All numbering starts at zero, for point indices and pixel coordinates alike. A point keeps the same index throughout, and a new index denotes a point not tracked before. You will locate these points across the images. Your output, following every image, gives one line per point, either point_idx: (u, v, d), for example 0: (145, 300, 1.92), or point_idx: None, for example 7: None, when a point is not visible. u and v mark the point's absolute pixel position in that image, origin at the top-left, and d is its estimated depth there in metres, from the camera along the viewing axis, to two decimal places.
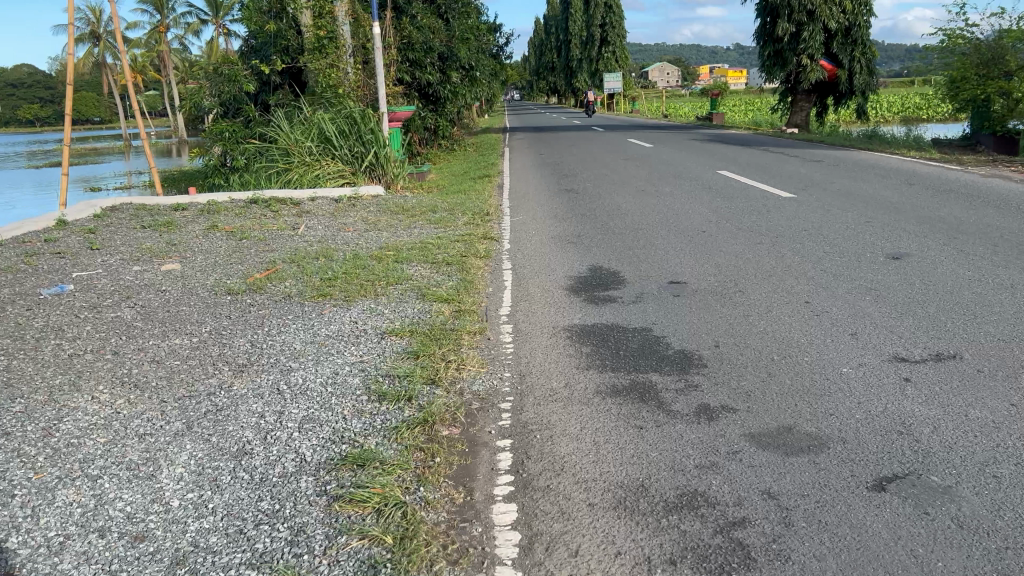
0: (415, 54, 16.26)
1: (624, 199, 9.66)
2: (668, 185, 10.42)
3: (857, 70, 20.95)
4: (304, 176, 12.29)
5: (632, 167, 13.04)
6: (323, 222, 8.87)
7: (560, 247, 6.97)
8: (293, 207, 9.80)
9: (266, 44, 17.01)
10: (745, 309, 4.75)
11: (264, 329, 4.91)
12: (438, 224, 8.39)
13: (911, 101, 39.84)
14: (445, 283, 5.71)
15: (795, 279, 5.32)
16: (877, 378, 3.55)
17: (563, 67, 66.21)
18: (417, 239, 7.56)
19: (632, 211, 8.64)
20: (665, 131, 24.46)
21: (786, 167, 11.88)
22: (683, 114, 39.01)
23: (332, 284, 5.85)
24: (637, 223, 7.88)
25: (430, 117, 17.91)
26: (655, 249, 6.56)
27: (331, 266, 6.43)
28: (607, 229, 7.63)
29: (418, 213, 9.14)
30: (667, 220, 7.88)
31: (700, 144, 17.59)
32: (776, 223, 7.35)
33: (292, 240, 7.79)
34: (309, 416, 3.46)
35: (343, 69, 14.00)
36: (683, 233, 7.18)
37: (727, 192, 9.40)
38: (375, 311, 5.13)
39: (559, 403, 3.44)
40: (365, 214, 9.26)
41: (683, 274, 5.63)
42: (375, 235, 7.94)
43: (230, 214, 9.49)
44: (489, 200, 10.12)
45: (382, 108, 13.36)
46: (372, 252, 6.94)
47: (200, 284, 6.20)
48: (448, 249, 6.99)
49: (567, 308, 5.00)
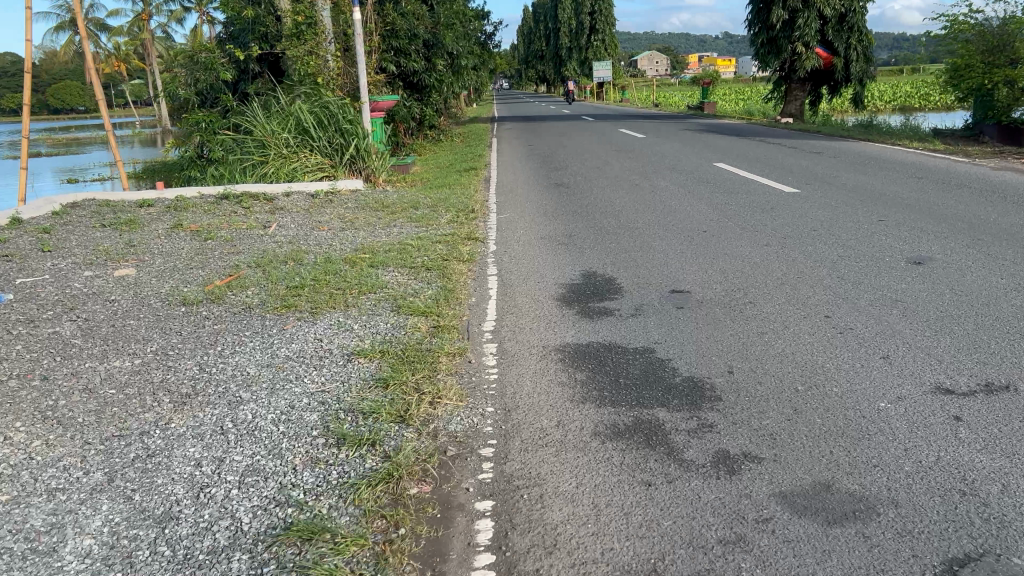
0: (399, 41, 15.64)
1: (617, 194, 9.12)
2: (663, 179, 9.89)
3: (853, 58, 20.44)
4: (281, 168, 11.67)
5: (625, 159, 12.50)
6: (297, 220, 8.30)
7: (550, 249, 6.43)
8: (266, 203, 9.21)
9: (244, 31, 16.37)
10: (758, 325, 4.23)
11: (216, 349, 4.35)
12: (419, 223, 7.83)
13: (904, 89, 39.38)
14: (423, 293, 5.16)
15: (810, 288, 4.80)
16: (922, 416, 3.03)
17: (552, 55, 65.49)
18: (396, 240, 7.00)
19: (627, 208, 8.11)
20: (656, 121, 23.91)
21: (786, 159, 11.37)
22: (675, 104, 38.57)
23: (298, 293, 5.30)
24: (632, 221, 7.35)
25: (415, 107, 17.31)
26: (653, 252, 6.03)
27: (299, 272, 5.88)
28: (600, 229, 7.10)
29: (399, 210, 8.58)
30: (665, 219, 7.35)
31: (693, 134, 17.08)
32: (782, 221, 6.84)
33: (261, 241, 7.22)
34: (253, 466, 2.91)
35: (323, 57, 13.40)
36: (682, 233, 6.66)
37: (727, 187, 8.88)
38: (343, 326, 4.58)
39: (551, 449, 2.91)
40: (342, 211, 8.69)
41: (685, 282, 5.11)
42: (351, 235, 7.37)
43: (198, 211, 8.91)
44: (475, 195, 9.57)
45: (363, 97, 12.76)
46: (346, 255, 6.38)
47: (154, 292, 5.62)
48: (428, 251, 6.44)
49: (558, 323, 4.46)
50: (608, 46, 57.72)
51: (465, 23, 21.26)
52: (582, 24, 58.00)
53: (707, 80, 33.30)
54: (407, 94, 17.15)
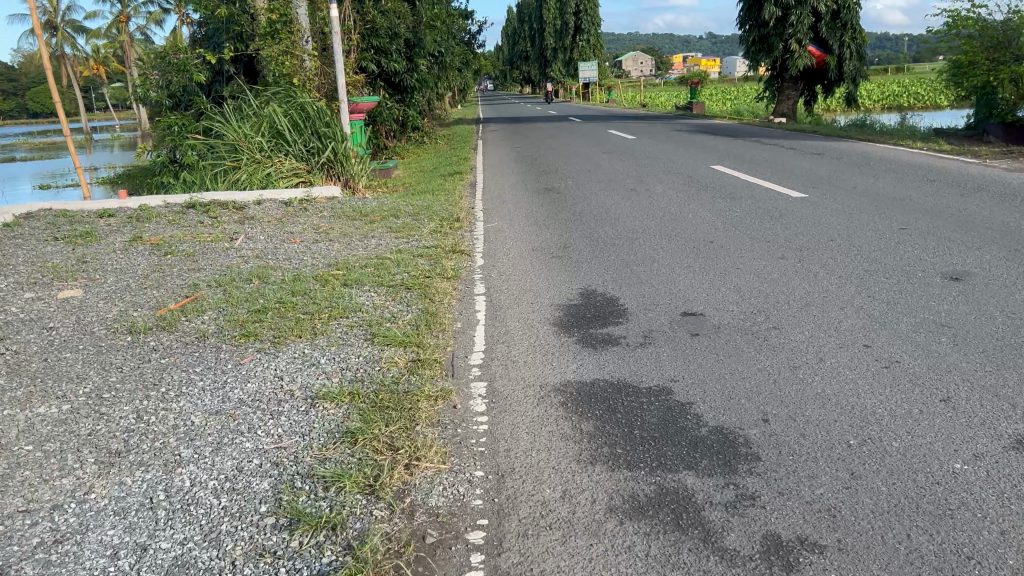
0: (380, 41, 15.02)
1: (612, 200, 8.55)
2: (660, 183, 9.33)
3: (846, 56, 19.95)
4: (254, 174, 11.05)
5: (617, 161, 11.94)
6: (267, 231, 7.68)
7: (543, 264, 5.84)
8: (235, 212, 8.59)
9: (218, 30, 15.71)
10: (790, 357, 3.66)
11: (160, 391, 3.72)
12: (399, 234, 7.22)
13: (892, 89, 39.12)
14: (401, 317, 4.57)
15: (841, 311, 4.25)
16: (1011, 481, 2.48)
17: (536, 55, 64.96)
18: (373, 254, 6.39)
19: (623, 215, 7.56)
20: (645, 122, 23.38)
21: (786, 161, 10.86)
22: (662, 103, 38.23)
23: (260, 320, 4.68)
24: (631, 230, 6.78)
25: (397, 108, 16.70)
26: (657, 267, 5.47)
27: (265, 293, 5.27)
28: (597, 240, 6.52)
29: (378, 219, 7.97)
30: (666, 228, 6.79)
31: (684, 135, 16.58)
32: (795, 230, 6.30)
33: (226, 255, 6.59)
34: (181, 561, 2.30)
35: (299, 57, 12.78)
36: (687, 244, 6.11)
37: (728, 192, 8.34)
38: (308, 360, 3.97)
39: (557, 534, 2.32)
40: (316, 220, 8.08)
41: (698, 304, 4.54)
42: (325, 248, 6.76)
43: (161, 222, 8.28)
44: (460, 202, 8.99)
45: (342, 98, 12.14)
46: (319, 272, 5.77)
47: (98, 316, 4.98)
48: (409, 267, 5.84)
49: (557, 355, 3.88)
50: (592, 47, 57.25)
51: (449, 22, 20.64)
52: (566, 24, 57.50)
53: (694, 80, 32.83)
54: (388, 95, 16.53)
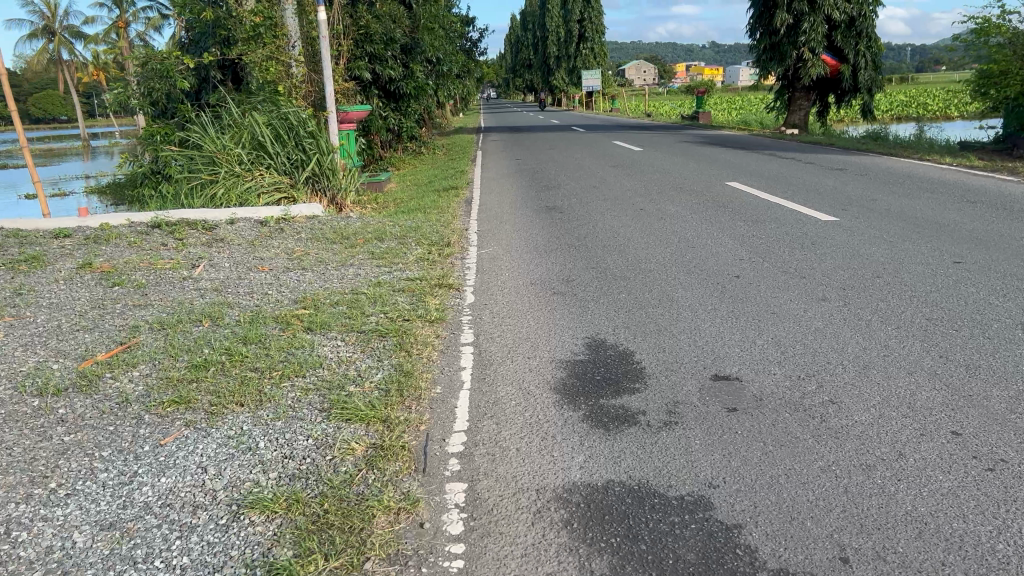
0: (375, 47, 14.23)
1: (620, 222, 7.74)
2: (673, 203, 8.53)
3: (862, 65, 19.14)
4: (232, 189, 10.24)
5: (623, 177, 11.14)
6: (234, 257, 6.86)
7: (544, 302, 5.02)
8: (204, 233, 7.80)
9: (205, 35, 14.96)
10: (861, 449, 2.84)
11: (46, 487, 2.88)
12: (380, 262, 6.40)
13: (901, 100, 38.40)
14: (367, 379, 3.74)
15: (911, 379, 3.43)
16: None
17: (540, 63, 64.33)
18: (348, 288, 5.57)
19: (634, 241, 6.75)
20: (651, 132, 22.58)
21: (807, 179, 10.05)
22: (666, 113, 37.52)
23: (196, 381, 3.86)
24: (643, 260, 5.98)
25: (392, 117, 15.93)
26: (677, 310, 4.64)
27: (211, 341, 4.44)
28: (604, 272, 5.70)
29: (360, 243, 7.16)
30: (684, 257, 5.98)
31: (694, 146, 15.81)
32: (833, 263, 5.49)
33: (181, 287, 5.78)
34: None
35: (286, 63, 12.00)
36: (710, 279, 5.30)
37: (749, 214, 7.54)
38: (245, 444, 3.14)
39: None
40: (291, 243, 7.27)
41: (731, 366, 3.71)
42: (295, 280, 5.94)
43: (120, 244, 7.48)
44: (453, 222, 8.18)
45: (330, 107, 11.36)
46: (279, 313, 4.94)
47: (10, 369, 4.15)
48: (386, 305, 5.01)
49: (559, 438, 3.05)
50: (596, 55, 56.58)
51: (449, 28, 19.84)
52: (570, 32, 56.87)
53: (702, 89, 32.09)
54: (383, 104, 15.75)
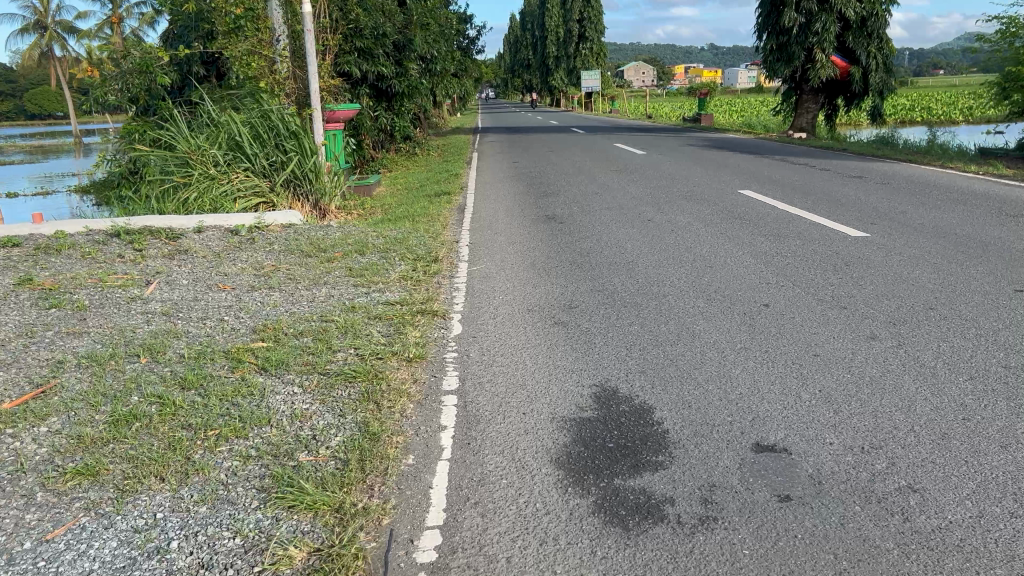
0: (365, 42, 13.49)
1: (627, 234, 7.04)
2: (683, 213, 7.83)
3: (873, 68, 18.44)
4: (205, 193, 9.49)
5: (628, 183, 10.44)
6: (195, 272, 6.13)
7: (543, 335, 4.31)
8: (166, 243, 7.06)
9: (188, 27, 14.21)
10: (969, 571, 2.12)
11: None
12: (357, 280, 5.67)
13: (904, 104, 37.83)
14: (321, 445, 3.00)
15: (1006, 453, 2.73)
16: None
17: (539, 63, 63.62)
18: (317, 314, 4.84)
19: (644, 257, 6.04)
20: (653, 134, 21.90)
21: (825, 187, 9.36)
22: (667, 115, 36.87)
23: (110, 443, 3.12)
24: (655, 282, 5.27)
25: (383, 116, 15.21)
26: (701, 349, 3.93)
27: (143, 386, 3.70)
28: (612, 296, 4.99)
29: (338, 257, 6.42)
30: (702, 278, 5.27)
31: (699, 150, 15.15)
32: (874, 289, 4.80)
33: (127, 310, 5.05)
34: None
35: (269, 58, 11.25)
36: (734, 307, 4.60)
37: (769, 228, 6.85)
38: (152, 546, 2.40)
39: None
40: (262, 257, 6.54)
41: (775, 431, 2.99)
42: (258, 302, 5.20)
43: (73, 255, 6.74)
44: (443, 232, 7.45)
45: (314, 105, 10.63)
46: (231, 348, 4.20)
47: None
48: (357, 338, 4.28)
49: (563, 544, 2.32)
50: (596, 56, 55.94)
51: (444, 24, 19.14)
52: (569, 32, 56.30)
53: (704, 91, 31.41)
54: (374, 102, 15.00)
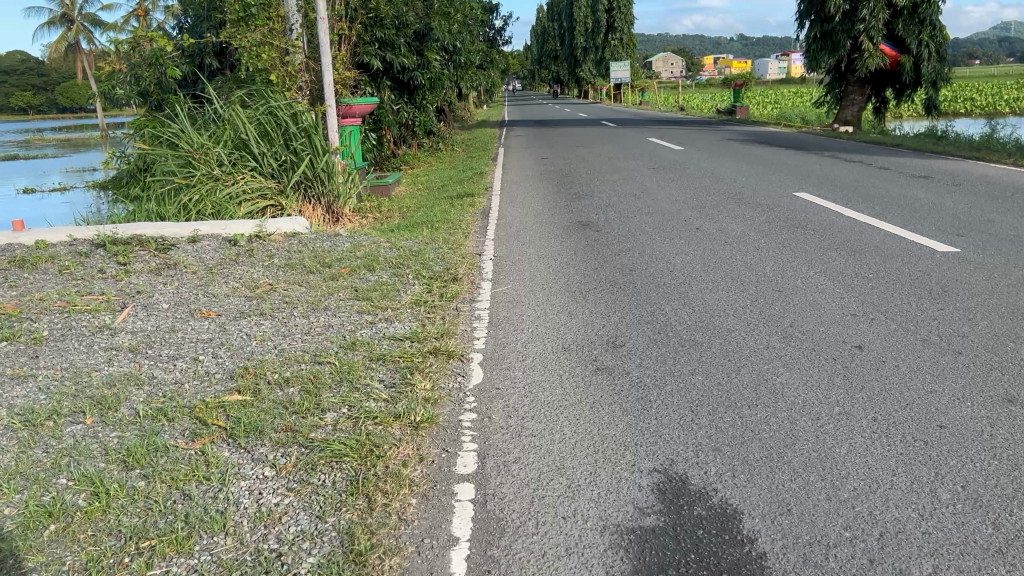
0: (386, 32, 12.66)
1: (674, 246, 6.19)
2: (734, 221, 6.97)
3: (925, 57, 17.34)
4: (208, 195, 8.73)
5: (668, 183, 9.55)
6: (181, 293, 5.35)
7: (584, 387, 3.47)
8: (155, 257, 6.28)
9: (201, 15, 13.46)
10: None
11: None
12: (362, 307, 4.86)
13: (946, 95, 36.51)
14: (288, 572, 2.19)
15: None
16: None
17: (566, 53, 62.51)
18: (310, 353, 4.03)
19: (698, 277, 5.18)
20: (688, 128, 20.92)
21: (890, 189, 8.43)
22: (700, 107, 35.86)
23: (8, 558, 2.30)
24: (715, 313, 4.41)
25: (405, 109, 14.41)
26: (787, 414, 3.08)
27: (74, 463, 2.89)
28: (665, 332, 4.14)
29: (343, 275, 5.63)
30: (772, 308, 4.41)
31: (740, 145, 14.23)
32: (989, 326, 3.93)
33: (88, 346, 4.25)
34: None
35: (281, 48, 10.47)
36: (819, 349, 3.76)
37: (839, 240, 5.97)
38: None
39: None
40: (259, 274, 5.76)
41: (918, 563, 2.14)
42: (243, 335, 4.40)
43: (51, 269, 5.99)
44: (464, 244, 6.63)
45: (328, 99, 9.85)
46: (197, 405, 3.39)
47: None
48: (353, 390, 3.46)
49: None
50: (625, 46, 54.91)
51: (469, 13, 18.29)
52: (598, 22, 55.32)
53: (739, 82, 30.29)
54: (395, 96, 14.20)
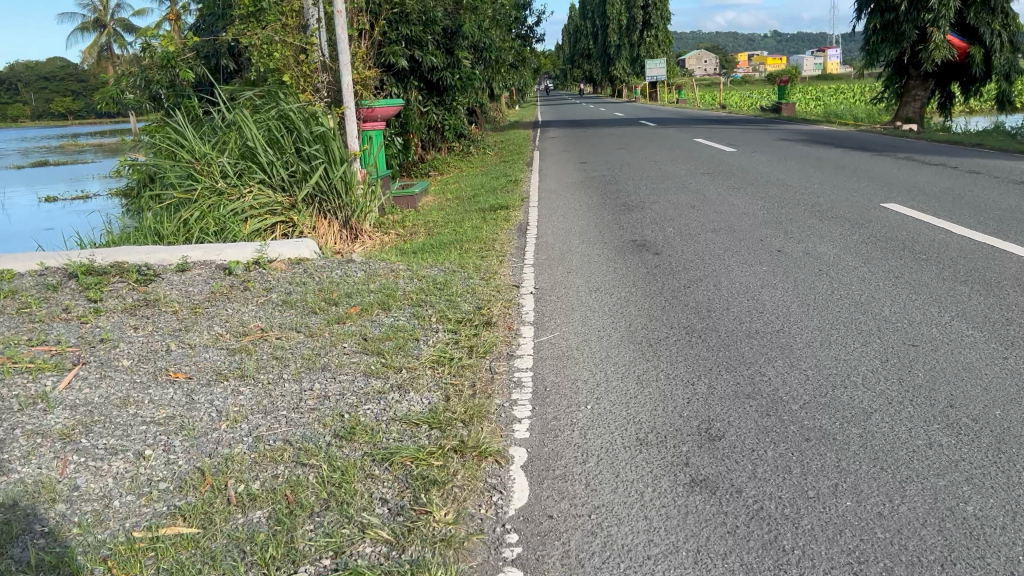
0: (413, 28, 11.63)
1: (755, 275, 5.10)
2: (822, 242, 5.85)
3: (997, 48, 16.02)
4: (211, 211, 7.75)
5: (730, 192, 8.42)
6: (154, 342, 4.35)
7: (679, 515, 2.40)
8: (132, 292, 5.29)
9: (214, 11, 12.52)
10: None
11: None
12: (371, 366, 3.79)
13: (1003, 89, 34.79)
14: None
15: None
16: None
17: (600, 52, 61.25)
18: (297, 446, 2.99)
19: (799, 324, 4.08)
20: (734, 127, 19.67)
21: (994, 199, 7.26)
22: (741, 104, 34.57)
23: None
24: (838, 383, 3.31)
25: (433, 110, 13.39)
26: None
27: None
28: (775, 414, 3.05)
29: (352, 317, 4.59)
30: (915, 377, 3.30)
31: (799, 145, 13.07)
32: None
33: (7, 430, 3.22)
34: None
35: (295, 46, 9.46)
36: (1007, 449, 2.66)
37: (965, 269, 4.83)
38: None
39: None
40: (252, 316, 4.74)
41: None
42: (214, 413, 3.35)
43: (8, 309, 5.01)
44: (499, 272, 5.55)
45: (348, 102, 8.83)
46: (118, 546, 2.34)
47: None
48: (346, 521, 2.40)
49: None
50: (661, 44, 53.60)
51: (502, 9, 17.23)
52: (633, 19, 54.11)
53: (784, 78, 28.87)
54: (423, 97, 13.17)
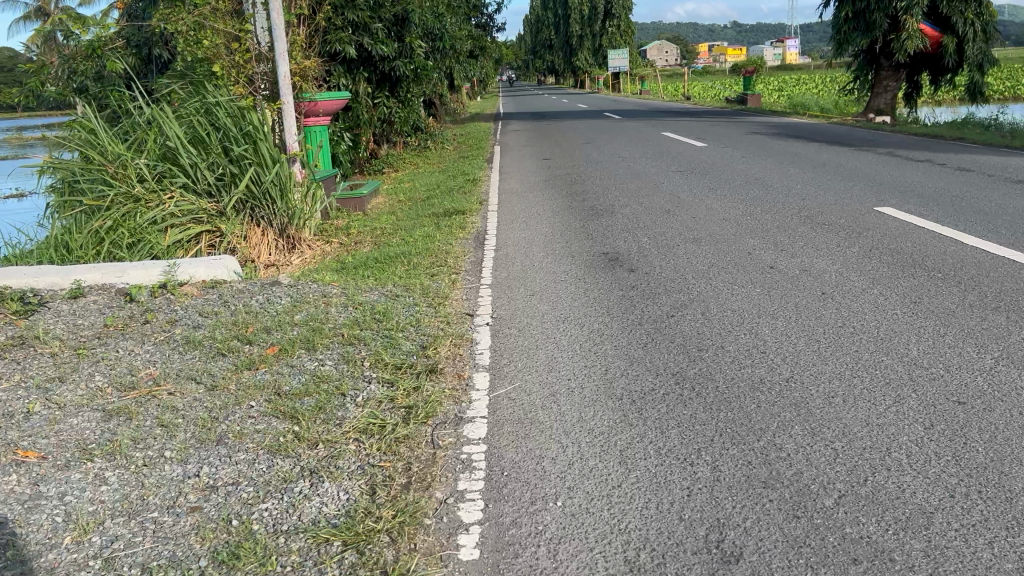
0: (359, 14, 10.72)
1: (750, 299, 4.35)
2: (820, 256, 5.13)
3: (970, 37, 15.53)
4: (125, 221, 6.82)
5: (706, 193, 7.69)
6: (13, 398, 3.47)
7: None
8: (8, 326, 4.39)
9: None
10: None
11: None
12: (279, 439, 2.95)
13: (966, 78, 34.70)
14: None
15: None
16: None
17: (562, 42, 60.53)
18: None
19: (812, 371, 3.33)
20: (701, 119, 18.99)
21: (996, 201, 6.62)
22: (705, 96, 34.05)
23: None
24: (880, 463, 2.56)
25: (386, 103, 12.49)
26: None
27: None
28: (805, 516, 2.29)
29: (267, 361, 3.75)
30: (976, 455, 2.56)
31: (773, 139, 12.41)
32: None
33: None
34: None
35: (227, 33, 8.50)
36: None
37: (990, 292, 4.14)
38: None
39: None
40: (145, 359, 3.88)
41: None
42: (60, 520, 2.50)
43: None
44: (450, 297, 4.74)
45: (284, 95, 7.92)
46: None
47: None
48: None
49: None
50: (623, 34, 53.00)
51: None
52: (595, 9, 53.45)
53: (748, 68, 28.35)
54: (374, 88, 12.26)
